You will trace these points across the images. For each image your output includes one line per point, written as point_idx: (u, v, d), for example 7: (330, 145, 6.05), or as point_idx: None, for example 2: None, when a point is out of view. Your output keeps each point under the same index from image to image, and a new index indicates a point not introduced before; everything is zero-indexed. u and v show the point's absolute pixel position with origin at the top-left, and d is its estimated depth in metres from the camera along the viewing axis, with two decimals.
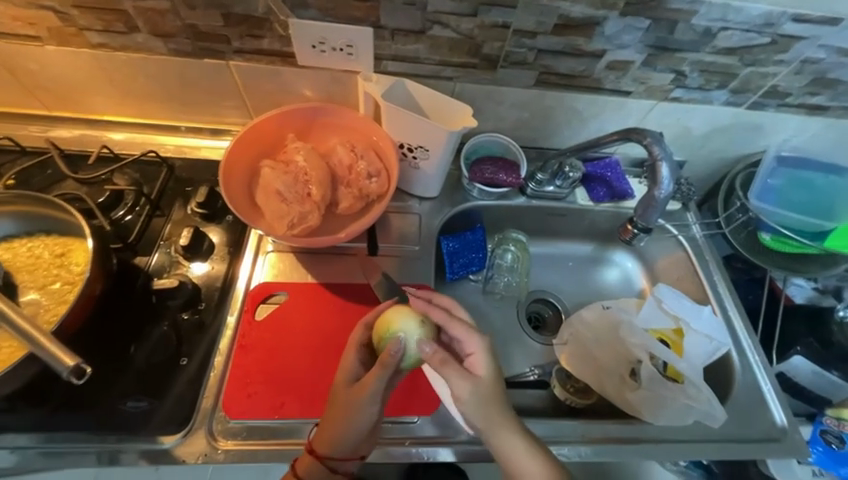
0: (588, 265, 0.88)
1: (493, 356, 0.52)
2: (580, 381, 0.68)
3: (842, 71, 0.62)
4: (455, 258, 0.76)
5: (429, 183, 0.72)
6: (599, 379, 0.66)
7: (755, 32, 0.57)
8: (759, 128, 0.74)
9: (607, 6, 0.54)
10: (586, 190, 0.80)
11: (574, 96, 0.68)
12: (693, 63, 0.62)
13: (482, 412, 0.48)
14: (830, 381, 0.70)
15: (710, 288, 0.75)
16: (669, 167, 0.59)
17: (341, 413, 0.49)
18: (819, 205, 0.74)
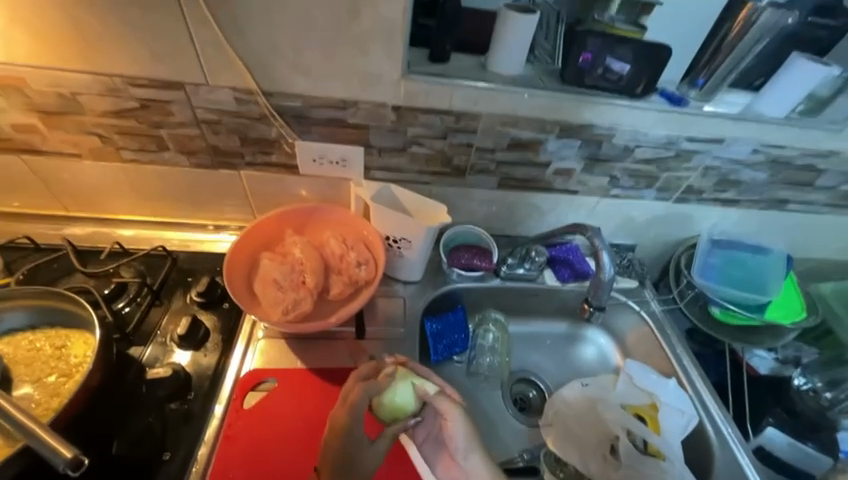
0: (564, 342, 0.94)
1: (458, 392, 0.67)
2: (568, 465, 0.68)
3: (739, 173, 0.79)
4: (439, 337, 0.81)
5: (412, 268, 0.80)
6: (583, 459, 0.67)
7: (662, 148, 0.73)
8: (689, 217, 0.88)
9: (547, 131, 0.69)
10: (553, 272, 0.89)
11: (532, 194, 0.81)
12: (621, 170, 0.77)
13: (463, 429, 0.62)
14: (807, 453, 0.72)
15: (678, 360, 0.80)
16: (608, 255, 0.69)
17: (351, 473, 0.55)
18: (754, 280, 0.85)
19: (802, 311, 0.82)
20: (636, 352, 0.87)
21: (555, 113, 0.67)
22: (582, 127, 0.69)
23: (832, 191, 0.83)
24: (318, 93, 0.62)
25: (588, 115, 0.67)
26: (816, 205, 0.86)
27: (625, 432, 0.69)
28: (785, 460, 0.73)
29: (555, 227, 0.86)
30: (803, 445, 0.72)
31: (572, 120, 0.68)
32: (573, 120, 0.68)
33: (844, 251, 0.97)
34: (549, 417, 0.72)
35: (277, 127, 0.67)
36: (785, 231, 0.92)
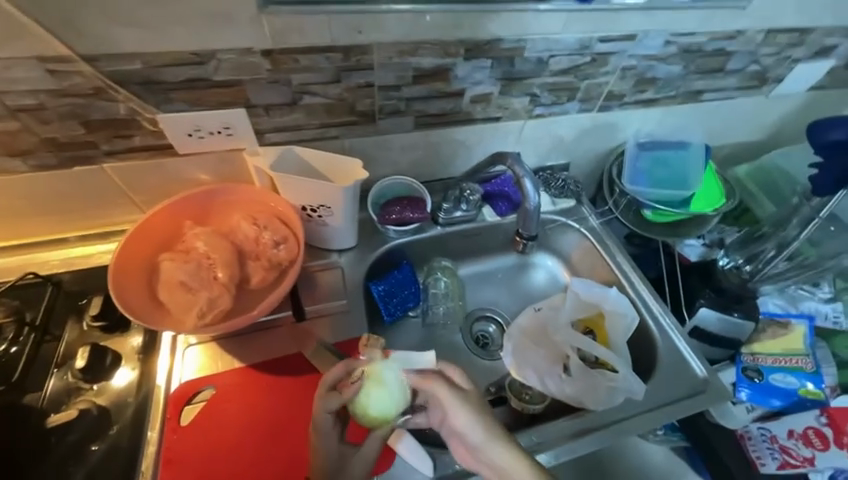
0: (516, 273, 0.94)
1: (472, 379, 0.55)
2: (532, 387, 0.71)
3: (655, 70, 0.76)
4: (389, 298, 0.77)
5: (342, 236, 0.73)
6: (542, 381, 0.69)
7: (577, 54, 0.68)
8: (615, 125, 0.87)
9: (452, 55, 0.61)
10: (492, 208, 0.87)
11: (453, 130, 0.75)
12: (540, 86, 0.71)
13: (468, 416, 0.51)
14: (734, 322, 0.78)
15: (618, 267, 0.83)
16: (531, 181, 0.67)
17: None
18: (678, 176, 0.87)
19: (720, 198, 0.85)
20: (581, 268, 0.89)
21: (456, 31, 0.58)
22: (488, 43, 0.61)
23: (741, 73, 0.84)
24: (161, 48, 0.49)
25: (493, 28, 0.59)
26: (728, 90, 0.88)
27: (575, 350, 0.70)
28: (718, 333, 0.80)
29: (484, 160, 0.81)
30: (730, 316, 0.78)
31: (476, 36, 0.60)
32: (477, 37, 0.60)
33: (755, 132, 1.01)
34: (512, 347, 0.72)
35: (123, 101, 0.54)
36: (704, 121, 0.94)
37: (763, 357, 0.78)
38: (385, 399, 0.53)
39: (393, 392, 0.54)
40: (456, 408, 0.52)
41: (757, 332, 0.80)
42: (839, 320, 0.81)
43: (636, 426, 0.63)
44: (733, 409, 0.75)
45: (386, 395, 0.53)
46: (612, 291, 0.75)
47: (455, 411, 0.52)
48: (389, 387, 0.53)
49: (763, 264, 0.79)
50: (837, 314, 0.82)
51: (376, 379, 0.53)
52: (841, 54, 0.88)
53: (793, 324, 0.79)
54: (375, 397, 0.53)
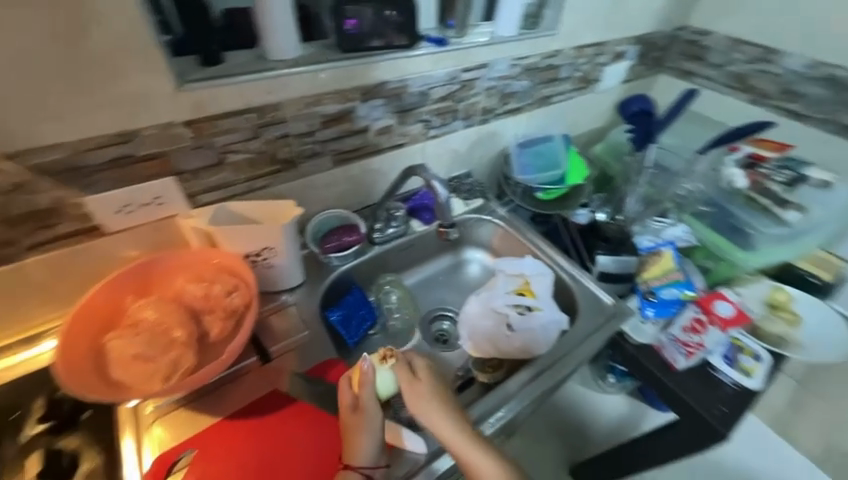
0: (454, 272, 1.08)
1: (436, 375, 0.62)
2: (492, 359, 0.81)
3: (511, 86, 0.98)
4: (348, 320, 0.84)
5: (289, 273, 0.78)
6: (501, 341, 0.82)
7: (449, 84, 0.86)
8: (495, 133, 1.08)
9: (351, 99, 0.73)
10: (418, 219, 1.00)
11: (367, 161, 0.87)
12: (428, 112, 0.87)
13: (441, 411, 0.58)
14: (625, 260, 0.98)
15: (532, 242, 0.99)
16: (439, 183, 0.80)
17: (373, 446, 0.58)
18: (552, 161, 1.09)
19: (583, 171, 1.07)
20: (503, 252, 1.05)
21: (349, 81, 0.71)
22: (377, 86, 0.75)
23: (571, 80, 1.12)
24: (82, 136, 0.53)
25: (378, 73, 0.73)
26: (567, 93, 1.15)
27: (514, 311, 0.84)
28: (617, 272, 0.98)
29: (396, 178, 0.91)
30: (622, 256, 0.98)
31: (367, 82, 0.73)
32: (368, 82, 0.73)
33: (597, 120, 1.32)
34: (475, 327, 0.84)
35: (46, 191, 0.55)
36: (559, 118, 1.20)
37: (654, 281, 0.99)
38: (388, 385, 0.61)
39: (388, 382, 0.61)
40: (427, 409, 0.58)
41: (642, 265, 1.02)
42: (691, 239, 1.04)
43: (575, 357, 0.77)
44: (642, 325, 0.95)
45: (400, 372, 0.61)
46: (525, 262, 0.91)
47: (425, 411, 0.58)
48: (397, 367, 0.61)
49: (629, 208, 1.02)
50: (688, 234, 1.05)
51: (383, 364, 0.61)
52: (631, 55, 1.21)
53: (663, 250, 1.02)
54: (385, 376, 0.61)
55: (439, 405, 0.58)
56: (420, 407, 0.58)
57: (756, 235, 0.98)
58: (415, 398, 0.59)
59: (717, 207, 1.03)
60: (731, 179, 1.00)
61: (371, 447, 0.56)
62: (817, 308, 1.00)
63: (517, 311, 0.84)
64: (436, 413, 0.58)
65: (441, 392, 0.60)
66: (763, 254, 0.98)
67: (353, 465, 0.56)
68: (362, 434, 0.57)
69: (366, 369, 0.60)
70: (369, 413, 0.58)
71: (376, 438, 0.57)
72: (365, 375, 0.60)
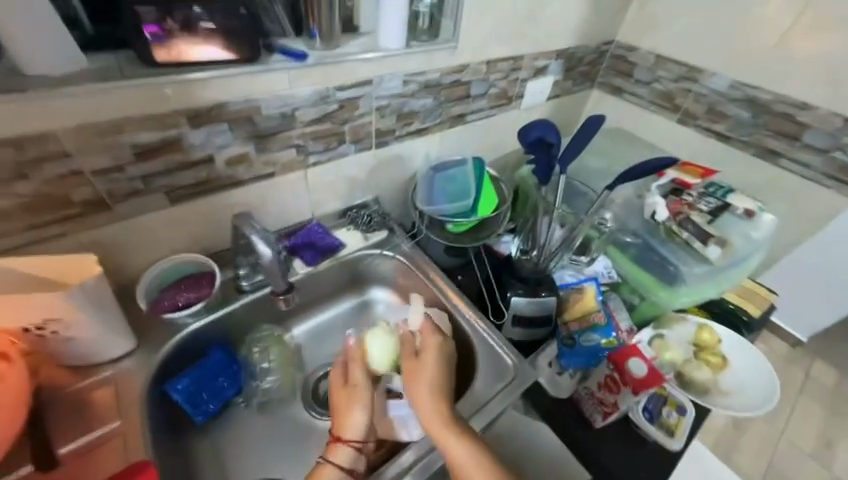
0: (357, 317, 0.93)
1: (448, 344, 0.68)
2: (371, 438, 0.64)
3: (410, 105, 0.86)
4: (197, 394, 0.69)
5: (104, 344, 0.61)
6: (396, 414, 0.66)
7: (322, 103, 0.71)
8: (400, 156, 0.95)
9: (173, 125, 0.58)
10: (300, 259, 0.84)
11: (224, 195, 0.71)
12: (300, 137, 0.73)
13: (434, 391, 0.61)
14: (541, 302, 0.87)
15: (435, 283, 0.86)
16: (260, 239, 0.64)
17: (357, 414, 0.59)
18: (464, 190, 0.96)
19: (495, 202, 0.95)
20: (409, 291, 0.92)
21: (164, 104, 0.55)
22: (213, 109, 0.60)
23: (487, 96, 1.00)
24: None
25: (209, 93, 0.58)
26: (485, 110, 1.03)
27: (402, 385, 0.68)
28: (532, 315, 0.88)
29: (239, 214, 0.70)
30: (540, 297, 0.86)
31: (193, 104, 0.58)
32: (195, 104, 0.58)
33: None
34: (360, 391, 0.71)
35: None
36: (479, 137, 1.08)
37: (572, 324, 0.88)
38: (387, 352, 0.66)
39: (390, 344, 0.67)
40: (425, 382, 0.62)
41: (562, 304, 0.92)
42: (613, 275, 0.96)
43: (495, 406, 0.68)
44: (559, 377, 0.85)
45: (390, 340, 0.67)
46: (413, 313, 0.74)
47: (423, 382, 0.62)
48: (393, 335, 0.68)
49: (548, 239, 0.88)
50: (610, 269, 0.96)
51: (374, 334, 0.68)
52: (555, 70, 1.11)
53: (585, 285, 0.91)
54: (377, 344, 0.67)
55: (433, 386, 0.62)
56: (414, 381, 0.62)
57: (681, 274, 0.89)
58: (414, 374, 0.63)
59: (641, 239, 0.95)
60: (652, 210, 0.93)
61: (362, 418, 0.59)
62: (748, 353, 0.91)
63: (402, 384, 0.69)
64: (427, 393, 0.61)
65: (440, 376, 0.63)
66: (693, 293, 0.89)
67: (346, 439, 0.57)
68: (358, 407, 0.59)
69: (355, 347, 0.67)
70: (359, 386, 0.62)
71: (367, 411, 0.59)
72: (363, 343, 0.67)
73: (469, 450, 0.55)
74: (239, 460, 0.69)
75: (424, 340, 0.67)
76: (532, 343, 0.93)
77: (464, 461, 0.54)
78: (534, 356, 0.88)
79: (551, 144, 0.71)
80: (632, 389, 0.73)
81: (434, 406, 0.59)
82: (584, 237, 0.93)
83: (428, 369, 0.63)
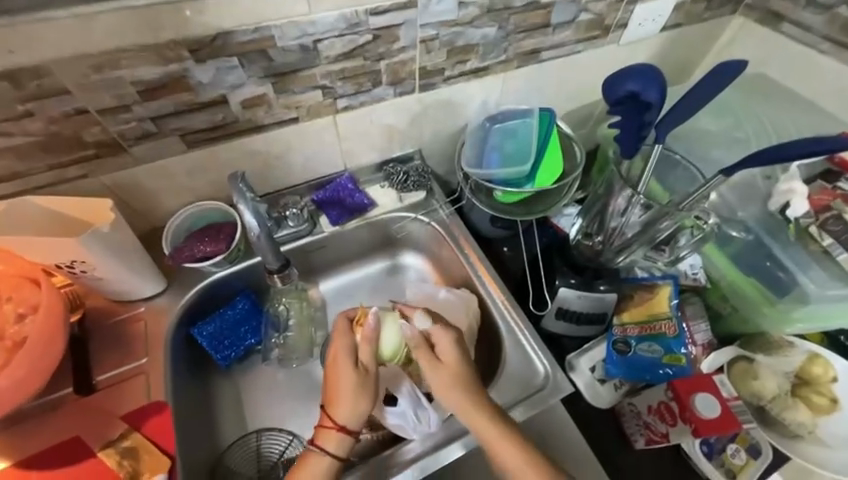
0: (387, 281, 0.87)
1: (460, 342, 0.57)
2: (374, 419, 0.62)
3: (465, 37, 0.67)
4: (219, 340, 0.71)
5: (131, 285, 0.63)
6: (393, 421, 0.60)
7: (350, 33, 0.58)
8: (451, 102, 0.78)
9: (173, 59, 0.50)
10: (326, 215, 0.78)
11: (243, 141, 0.65)
12: (325, 76, 0.61)
13: (460, 389, 0.54)
14: (595, 298, 0.73)
15: (471, 263, 0.76)
16: (249, 210, 0.57)
17: (348, 401, 0.53)
18: (524, 150, 0.78)
19: (559, 170, 0.77)
20: (441, 262, 0.83)
21: (159, 33, 0.47)
22: (217, 39, 0.50)
23: (573, 25, 0.76)
24: None
25: (210, 19, 0.48)
26: (567, 45, 0.79)
27: (411, 399, 0.59)
28: (582, 310, 0.75)
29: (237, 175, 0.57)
30: (595, 293, 0.72)
31: (193, 34, 0.49)
32: (195, 34, 0.49)
33: None
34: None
35: None
36: (555, 81, 0.86)
37: (632, 327, 0.74)
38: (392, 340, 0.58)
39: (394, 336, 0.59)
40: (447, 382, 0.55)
41: (624, 301, 0.77)
42: (699, 277, 0.76)
43: (518, 413, 0.61)
44: (599, 386, 0.73)
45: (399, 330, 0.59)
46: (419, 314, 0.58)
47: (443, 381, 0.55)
48: (393, 328, 0.58)
49: (624, 222, 0.68)
50: (697, 270, 0.77)
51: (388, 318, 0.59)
52: None
53: (660, 284, 0.76)
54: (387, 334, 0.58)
55: (464, 387, 0.54)
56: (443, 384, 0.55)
57: (803, 291, 0.66)
58: (431, 367, 0.56)
59: (752, 237, 0.71)
60: (784, 201, 0.67)
61: (363, 412, 0.53)
62: None
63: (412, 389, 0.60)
64: (465, 394, 0.54)
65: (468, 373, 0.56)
66: (813, 317, 0.67)
67: (343, 427, 0.53)
68: (352, 397, 0.53)
69: (373, 325, 0.57)
70: (368, 374, 0.55)
71: (369, 401, 0.54)
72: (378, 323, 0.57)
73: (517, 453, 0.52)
74: (258, 404, 0.73)
75: (432, 335, 0.58)
76: (578, 339, 0.81)
77: (514, 465, 0.51)
78: (577, 355, 0.76)
79: (648, 104, 0.51)
80: (693, 429, 0.62)
81: (460, 400, 0.54)
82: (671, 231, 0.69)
83: (449, 370, 0.55)
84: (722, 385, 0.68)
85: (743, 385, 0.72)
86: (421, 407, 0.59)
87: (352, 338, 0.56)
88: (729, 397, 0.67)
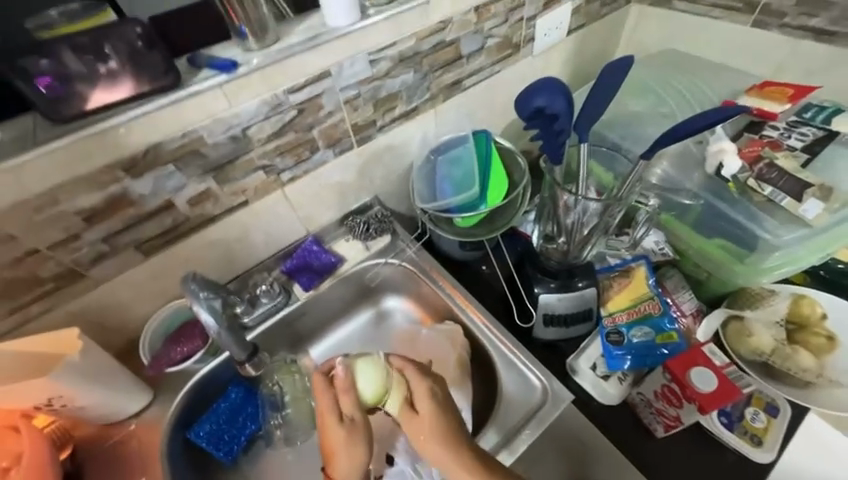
0: (376, 330, 0.87)
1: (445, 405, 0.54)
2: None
3: (386, 87, 0.72)
4: (218, 436, 0.68)
5: (117, 405, 0.62)
6: None
7: (276, 114, 0.61)
8: (393, 147, 0.81)
9: (111, 181, 0.52)
10: (299, 283, 0.79)
11: (200, 236, 0.66)
12: (263, 156, 0.64)
13: (447, 450, 0.51)
14: (575, 296, 0.73)
15: (449, 295, 0.77)
16: (209, 313, 0.58)
17: (338, 453, 0.53)
18: (471, 173, 0.81)
19: (504, 187, 0.81)
20: (422, 300, 0.84)
21: (91, 161, 0.50)
22: (148, 153, 0.53)
23: (485, 51, 0.81)
24: None
25: (137, 137, 0.51)
26: (486, 69, 0.84)
27: (407, 455, 0.60)
28: (568, 312, 0.75)
29: (190, 277, 0.59)
30: (575, 290, 0.73)
31: (124, 154, 0.51)
32: (126, 153, 0.51)
33: None
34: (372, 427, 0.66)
35: None
36: (485, 103, 0.90)
37: (620, 315, 0.74)
38: (375, 381, 0.55)
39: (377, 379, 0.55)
40: (432, 441, 0.52)
41: (605, 291, 0.78)
42: (667, 251, 0.79)
43: (528, 433, 0.60)
44: (605, 384, 0.71)
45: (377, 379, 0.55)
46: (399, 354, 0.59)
47: (430, 442, 0.52)
48: (377, 374, 0.55)
49: (580, 215, 0.68)
50: (663, 244, 0.80)
51: (362, 361, 0.56)
52: None
53: (633, 267, 0.78)
54: (366, 382, 0.54)
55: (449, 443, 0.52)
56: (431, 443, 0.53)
57: (769, 241, 0.67)
58: (415, 427, 0.53)
59: (703, 203, 0.74)
60: (718, 163, 0.71)
61: (352, 470, 0.53)
62: None
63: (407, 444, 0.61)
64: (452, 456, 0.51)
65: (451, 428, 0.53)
66: (789, 259, 0.67)
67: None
68: (341, 453, 0.52)
69: (350, 378, 0.54)
70: (358, 424, 0.54)
71: (364, 454, 0.53)
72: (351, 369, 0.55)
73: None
74: None
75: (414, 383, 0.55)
76: (573, 340, 0.79)
77: None
78: (575, 357, 0.75)
79: (556, 114, 0.55)
80: (699, 406, 0.62)
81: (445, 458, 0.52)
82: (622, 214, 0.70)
83: (427, 425, 0.53)
84: (714, 355, 0.67)
85: (740, 346, 0.72)
86: (421, 461, 0.60)
87: (331, 396, 0.54)
88: (724, 365, 0.66)
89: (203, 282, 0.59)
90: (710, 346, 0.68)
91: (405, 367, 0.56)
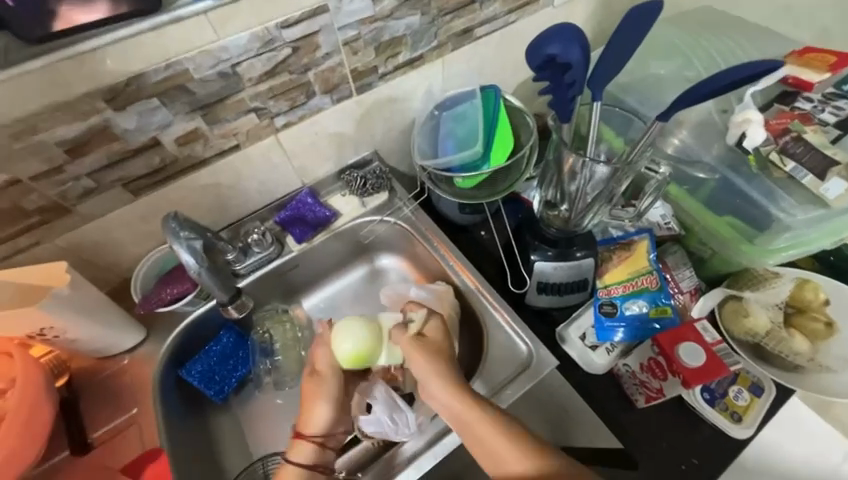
0: (369, 287, 0.87)
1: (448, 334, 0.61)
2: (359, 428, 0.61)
3: (389, 30, 0.66)
4: (210, 377, 0.71)
5: (110, 340, 0.63)
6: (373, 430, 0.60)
7: (268, 51, 0.57)
8: (395, 98, 0.77)
9: (92, 112, 0.50)
10: (292, 235, 0.78)
11: (190, 179, 0.64)
12: (255, 98, 0.61)
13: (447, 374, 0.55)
14: (573, 266, 0.72)
15: (444, 257, 0.76)
16: (187, 250, 0.57)
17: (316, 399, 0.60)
18: (475, 131, 0.77)
19: (510, 146, 0.76)
20: (416, 261, 0.83)
21: (69, 88, 0.47)
22: (130, 84, 0.50)
23: None
24: None
25: (117, 64, 0.48)
26: (500, 18, 0.77)
27: (385, 402, 0.60)
28: (562, 281, 0.73)
29: (172, 214, 0.57)
30: (573, 260, 0.71)
31: (104, 83, 0.48)
32: (106, 82, 0.49)
33: None
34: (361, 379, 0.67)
35: None
36: (497, 56, 0.84)
37: (616, 287, 0.72)
38: (353, 339, 0.60)
39: (359, 333, 0.60)
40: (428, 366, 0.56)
41: (604, 263, 0.76)
42: (672, 226, 0.77)
43: (511, 393, 0.62)
44: (591, 353, 0.72)
45: (357, 335, 0.60)
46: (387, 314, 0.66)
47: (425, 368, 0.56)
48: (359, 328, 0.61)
49: (585, 181, 0.65)
50: (669, 219, 0.77)
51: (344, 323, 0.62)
52: None
53: (636, 240, 0.75)
54: (346, 341, 0.60)
55: (443, 363, 0.56)
56: (424, 363, 0.57)
57: (782, 220, 0.64)
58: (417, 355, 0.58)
59: (719, 176, 0.70)
60: (741, 133, 0.66)
61: (325, 415, 0.59)
62: None
63: (386, 396, 0.61)
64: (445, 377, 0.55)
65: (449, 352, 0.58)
66: (797, 242, 0.64)
67: (307, 432, 0.58)
68: (319, 399, 0.59)
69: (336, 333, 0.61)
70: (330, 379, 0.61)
71: (332, 406, 0.60)
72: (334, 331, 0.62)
73: (498, 437, 0.50)
74: (261, 432, 0.73)
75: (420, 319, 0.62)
76: (567, 309, 0.79)
77: (490, 438, 0.50)
78: (565, 326, 0.75)
79: (569, 65, 0.50)
80: (683, 380, 0.62)
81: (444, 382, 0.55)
82: (629, 182, 0.67)
83: (433, 349, 0.58)
84: (705, 331, 0.66)
85: (735, 326, 0.71)
86: (397, 409, 0.59)
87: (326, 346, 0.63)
88: (714, 342, 0.65)
89: (181, 217, 0.57)
90: (701, 323, 0.67)
91: (415, 308, 0.63)
